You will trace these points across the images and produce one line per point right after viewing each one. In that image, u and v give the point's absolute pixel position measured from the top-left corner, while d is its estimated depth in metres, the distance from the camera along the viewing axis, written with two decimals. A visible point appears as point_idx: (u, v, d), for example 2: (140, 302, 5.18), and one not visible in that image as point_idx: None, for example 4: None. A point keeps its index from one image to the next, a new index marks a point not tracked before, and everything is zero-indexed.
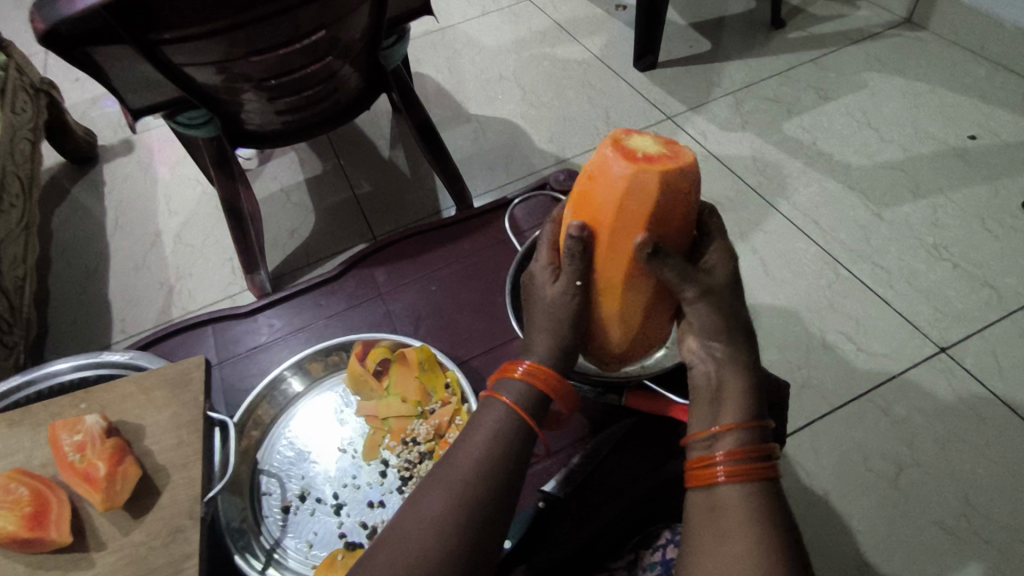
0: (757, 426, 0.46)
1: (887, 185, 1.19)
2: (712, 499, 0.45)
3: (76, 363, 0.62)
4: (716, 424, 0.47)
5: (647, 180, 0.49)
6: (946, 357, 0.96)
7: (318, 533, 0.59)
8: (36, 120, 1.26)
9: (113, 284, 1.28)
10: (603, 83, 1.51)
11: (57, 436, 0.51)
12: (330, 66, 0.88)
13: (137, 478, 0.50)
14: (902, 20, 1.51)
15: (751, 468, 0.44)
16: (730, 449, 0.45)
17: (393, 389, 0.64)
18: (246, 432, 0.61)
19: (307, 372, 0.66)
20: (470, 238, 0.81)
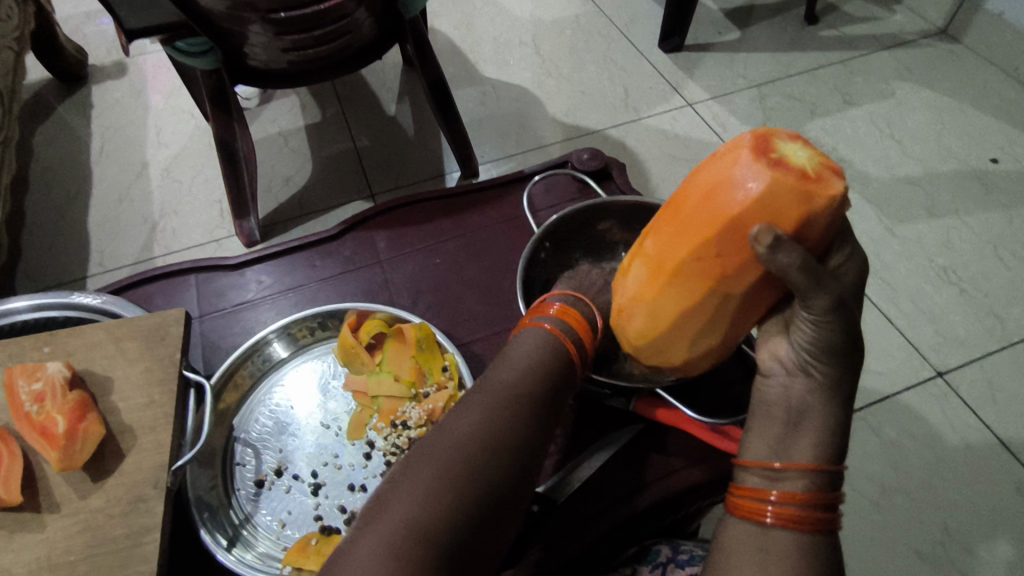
0: (827, 475, 0.44)
1: (902, 200, 1.16)
2: (759, 535, 0.43)
3: (37, 302, 0.56)
4: (785, 460, 0.45)
5: (753, 184, 0.44)
6: (942, 382, 0.94)
7: (292, 513, 0.55)
8: (22, 29, 1.18)
9: (94, 214, 1.22)
10: (624, 60, 1.46)
11: (14, 383, 0.47)
12: (344, 5, 0.82)
13: (99, 439, 0.46)
14: (937, 30, 1.46)
15: (810, 518, 0.43)
16: (792, 491, 0.44)
17: (386, 366, 0.60)
18: (224, 395, 0.58)
19: (292, 339, 0.63)
20: (480, 211, 0.77)
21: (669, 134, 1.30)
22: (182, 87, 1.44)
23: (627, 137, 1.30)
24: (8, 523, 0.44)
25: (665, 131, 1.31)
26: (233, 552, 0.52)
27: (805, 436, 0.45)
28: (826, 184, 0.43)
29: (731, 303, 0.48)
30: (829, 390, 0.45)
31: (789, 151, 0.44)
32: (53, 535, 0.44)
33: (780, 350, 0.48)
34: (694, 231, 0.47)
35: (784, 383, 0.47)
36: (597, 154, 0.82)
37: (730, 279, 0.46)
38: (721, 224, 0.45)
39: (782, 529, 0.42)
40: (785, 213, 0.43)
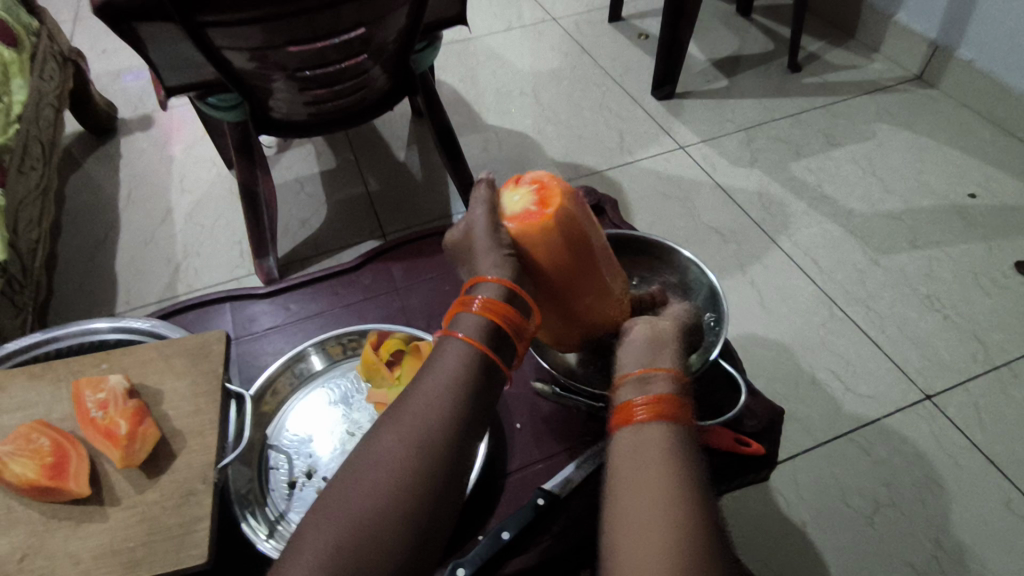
0: (681, 376, 0.48)
1: (885, 232, 1.22)
2: (636, 439, 0.44)
3: (115, 325, 0.60)
4: (643, 368, 0.49)
5: (516, 203, 0.55)
6: (930, 404, 0.98)
7: None
8: (62, 88, 1.29)
9: (121, 256, 1.30)
10: (619, 107, 1.55)
11: (80, 393, 0.50)
12: (362, 64, 0.90)
13: (155, 440, 0.48)
14: (913, 76, 1.56)
15: (679, 409, 0.46)
16: (658, 391, 0.47)
17: (403, 380, 0.60)
18: (264, 402, 0.62)
19: (327, 353, 0.66)
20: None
21: (662, 174, 1.38)
22: (204, 138, 1.54)
23: (622, 178, 1.38)
24: (72, 517, 0.46)
25: (660, 173, 1.38)
26: (271, 540, 0.54)
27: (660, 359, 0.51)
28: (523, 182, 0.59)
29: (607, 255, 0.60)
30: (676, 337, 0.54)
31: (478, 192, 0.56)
32: (112, 527, 0.45)
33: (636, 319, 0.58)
34: (550, 248, 0.54)
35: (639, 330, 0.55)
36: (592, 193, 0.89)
37: (591, 232, 0.56)
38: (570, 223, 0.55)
39: (655, 423, 0.44)
40: (549, 180, 0.55)
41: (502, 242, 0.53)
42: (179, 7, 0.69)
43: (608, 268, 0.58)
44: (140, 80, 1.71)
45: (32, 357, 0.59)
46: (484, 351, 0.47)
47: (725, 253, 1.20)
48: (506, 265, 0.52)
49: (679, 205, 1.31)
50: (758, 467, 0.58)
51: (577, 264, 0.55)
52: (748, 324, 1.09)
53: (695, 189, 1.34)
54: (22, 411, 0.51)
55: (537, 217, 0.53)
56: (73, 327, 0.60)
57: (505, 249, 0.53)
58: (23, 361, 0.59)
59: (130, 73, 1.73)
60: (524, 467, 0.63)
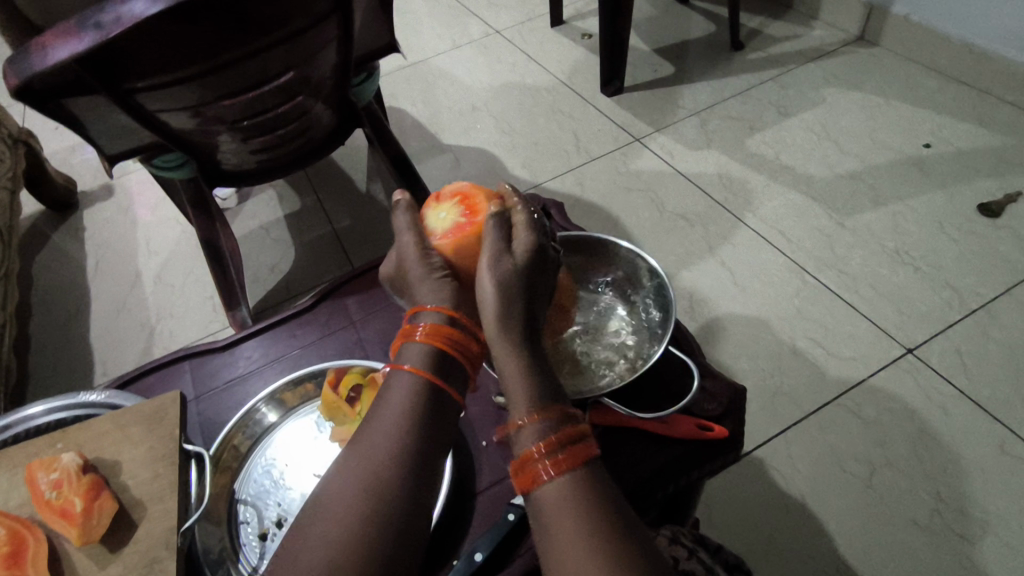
0: (564, 415, 0.46)
1: (847, 194, 1.23)
2: (543, 499, 0.44)
3: (64, 403, 0.57)
4: (522, 415, 0.46)
5: (442, 220, 0.56)
6: (913, 358, 0.98)
7: None
8: (14, 169, 1.29)
9: (94, 327, 1.29)
10: (572, 108, 1.56)
11: (34, 475, 0.47)
12: (302, 105, 0.91)
13: (115, 511, 0.46)
14: (854, 37, 1.58)
15: (568, 455, 0.44)
16: (542, 441, 0.45)
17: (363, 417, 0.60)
18: (222, 462, 0.60)
19: (281, 402, 0.64)
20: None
21: (622, 169, 1.38)
22: (166, 198, 1.54)
23: (583, 177, 1.39)
24: None
25: (619, 168, 1.39)
26: None
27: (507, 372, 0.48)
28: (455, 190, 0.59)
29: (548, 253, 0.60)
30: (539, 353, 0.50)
31: (399, 220, 0.56)
32: None
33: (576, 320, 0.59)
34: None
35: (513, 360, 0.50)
36: (536, 199, 0.87)
37: (523, 229, 0.58)
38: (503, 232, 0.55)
39: (556, 479, 0.43)
40: (470, 189, 0.57)
41: (435, 263, 0.54)
42: (102, 78, 0.68)
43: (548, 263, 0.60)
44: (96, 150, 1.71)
45: None
46: (427, 378, 0.47)
47: (693, 238, 1.21)
48: (444, 286, 0.52)
49: (643, 197, 1.31)
50: (721, 451, 0.57)
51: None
52: (725, 304, 1.09)
53: (657, 179, 1.34)
54: None
55: (468, 228, 0.55)
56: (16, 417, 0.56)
57: (439, 269, 0.53)
58: None
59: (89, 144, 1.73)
60: (493, 483, 0.59)
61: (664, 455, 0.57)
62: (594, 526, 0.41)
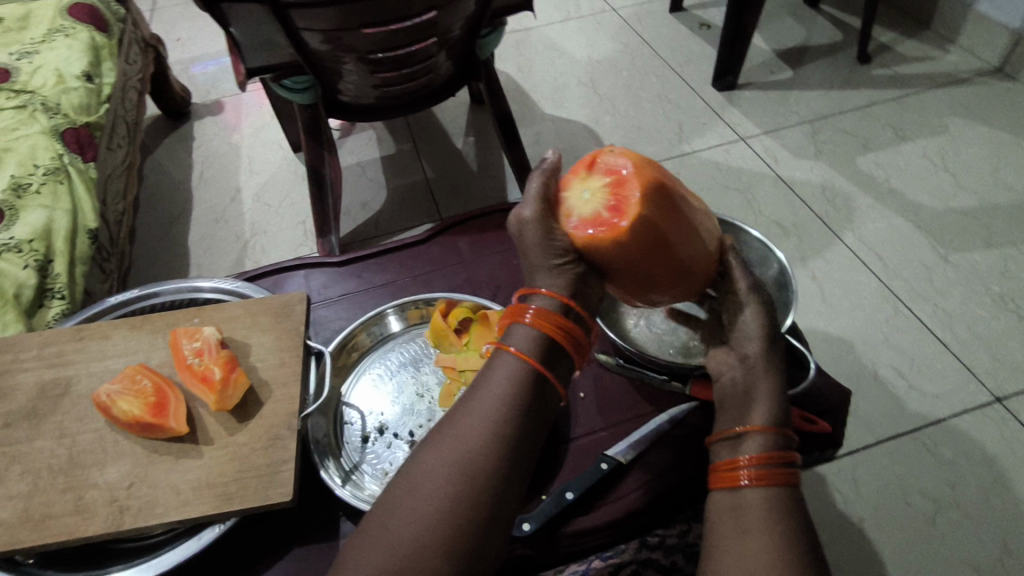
0: (786, 435, 0.46)
1: (957, 230, 1.17)
2: (735, 500, 0.45)
3: (223, 285, 0.62)
4: (741, 427, 0.47)
5: (585, 201, 0.52)
6: (1000, 407, 0.94)
7: (395, 463, 0.58)
8: (144, 73, 1.35)
9: (193, 232, 1.37)
10: (679, 98, 1.54)
11: (178, 341, 0.52)
12: (429, 48, 0.93)
13: (246, 388, 0.50)
14: (994, 68, 1.48)
15: (776, 474, 0.44)
16: (756, 453, 0.46)
17: (473, 346, 0.63)
18: (342, 358, 0.64)
19: (403, 319, 0.68)
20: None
21: (721, 166, 1.36)
22: (272, 122, 1.61)
23: (680, 168, 1.37)
24: (170, 454, 0.47)
25: (718, 164, 1.36)
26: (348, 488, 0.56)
27: (760, 382, 0.49)
28: (621, 166, 0.51)
29: (700, 253, 0.53)
30: (769, 374, 0.49)
31: (529, 191, 0.53)
32: (207, 466, 0.46)
33: (750, 318, 0.51)
34: (618, 253, 0.50)
35: (733, 374, 0.50)
36: None
37: (670, 222, 0.50)
38: (644, 240, 0.50)
39: (754, 488, 0.44)
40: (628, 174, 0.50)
41: (557, 246, 0.51)
42: None
43: (695, 263, 0.53)
44: (212, 66, 1.79)
45: (151, 306, 0.62)
46: (532, 363, 0.47)
47: (786, 247, 1.18)
48: (563, 276, 0.51)
49: (739, 197, 1.29)
50: (819, 446, 0.57)
51: (651, 262, 0.51)
52: (808, 317, 1.07)
53: (756, 182, 1.31)
54: (124, 358, 0.53)
55: (605, 224, 0.50)
56: (189, 283, 0.62)
57: (561, 255, 0.51)
58: (142, 309, 0.62)
59: (198, 64, 1.80)
60: (589, 433, 0.60)
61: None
62: (783, 538, 0.41)
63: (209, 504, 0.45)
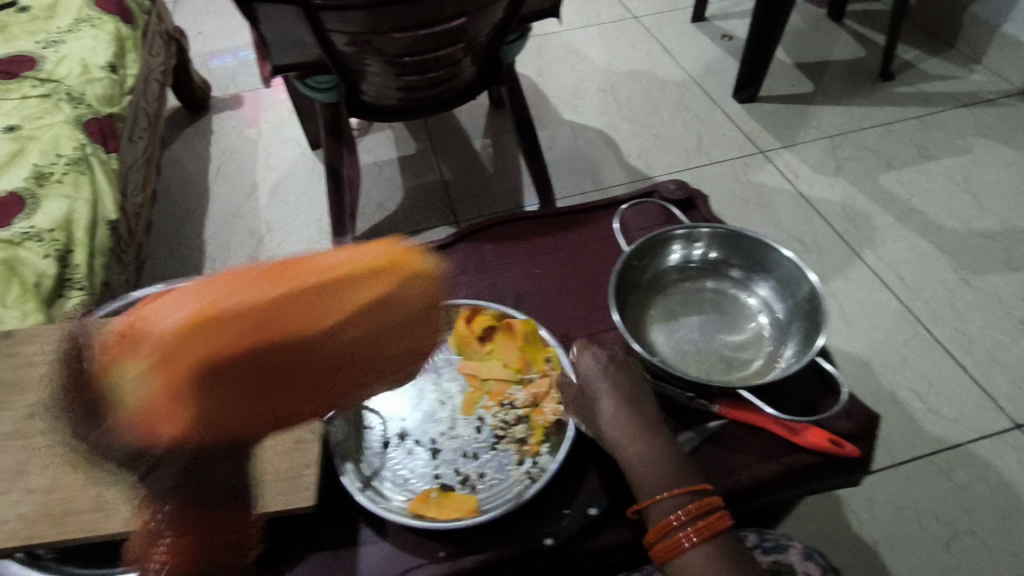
0: (698, 488, 0.50)
1: (979, 252, 1.16)
2: (684, 564, 0.48)
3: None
4: (660, 492, 0.50)
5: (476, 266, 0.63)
6: (1020, 434, 0.93)
7: (413, 472, 0.59)
8: (167, 65, 1.36)
9: (209, 225, 1.37)
10: (699, 108, 1.53)
11: None
12: (457, 53, 0.93)
13: None
14: (1018, 89, 1.47)
15: (708, 525, 0.48)
16: (683, 511, 0.49)
17: (496, 354, 0.66)
18: None
19: None
20: (575, 231, 0.82)
21: (740, 179, 1.35)
22: (291, 118, 1.61)
23: (699, 179, 1.36)
24: None
25: (738, 176, 1.35)
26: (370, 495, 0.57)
27: (629, 451, 0.53)
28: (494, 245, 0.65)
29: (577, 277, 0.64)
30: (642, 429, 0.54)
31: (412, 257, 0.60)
32: (231, 465, 0.49)
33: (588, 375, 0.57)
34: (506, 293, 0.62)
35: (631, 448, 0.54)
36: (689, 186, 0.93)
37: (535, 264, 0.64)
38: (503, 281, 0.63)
39: (697, 548, 0.47)
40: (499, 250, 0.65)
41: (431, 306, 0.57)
42: None
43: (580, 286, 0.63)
44: (227, 61, 1.79)
45: None
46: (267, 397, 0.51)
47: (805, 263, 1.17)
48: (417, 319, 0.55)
49: (758, 212, 1.28)
50: (847, 470, 0.57)
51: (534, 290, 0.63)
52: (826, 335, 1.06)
53: (776, 196, 1.30)
54: None
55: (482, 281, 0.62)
56: None
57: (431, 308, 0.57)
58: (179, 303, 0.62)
59: (216, 57, 1.81)
60: None
61: (791, 461, 0.57)
62: None
63: (226, 509, 0.47)
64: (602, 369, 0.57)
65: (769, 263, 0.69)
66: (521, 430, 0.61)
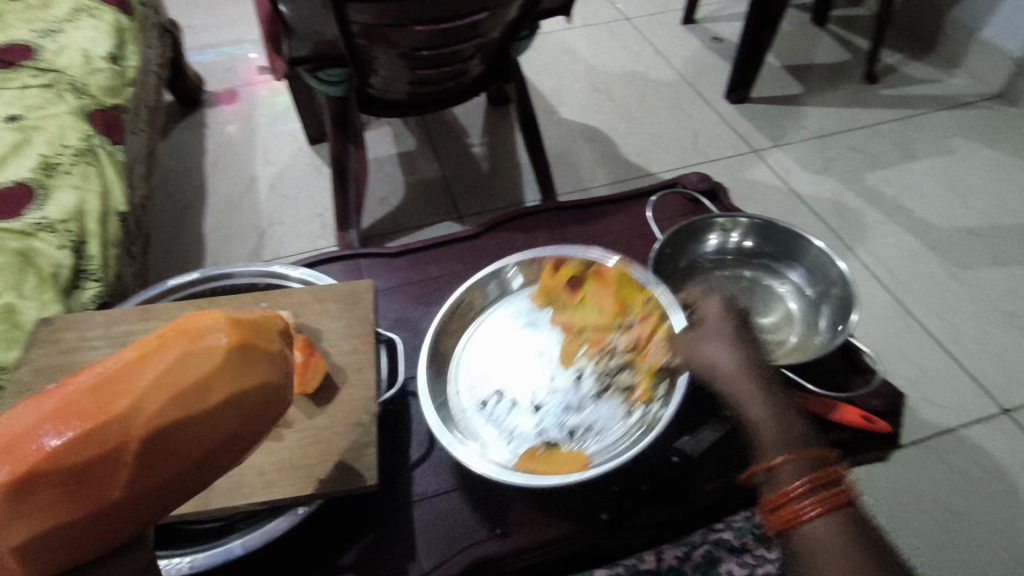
0: (820, 455, 0.47)
1: (964, 248, 1.22)
2: (807, 537, 0.45)
3: (306, 274, 0.66)
4: (774, 460, 0.47)
5: None
6: (1008, 419, 0.98)
7: (524, 423, 0.65)
8: (163, 58, 1.34)
9: (208, 219, 1.36)
10: (692, 108, 1.57)
11: None
12: (471, 49, 0.94)
13: (323, 370, 0.54)
14: (995, 94, 1.54)
15: (830, 496, 0.45)
16: (803, 482, 0.46)
17: (588, 302, 0.72)
18: (463, 308, 0.74)
19: (524, 279, 0.77)
20: (607, 219, 0.88)
21: (736, 177, 1.38)
22: (288, 113, 1.60)
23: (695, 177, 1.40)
24: None
25: (733, 174, 1.39)
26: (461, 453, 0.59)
27: (754, 409, 0.50)
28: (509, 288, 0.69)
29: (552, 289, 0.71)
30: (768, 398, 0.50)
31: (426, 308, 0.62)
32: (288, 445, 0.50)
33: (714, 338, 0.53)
34: None
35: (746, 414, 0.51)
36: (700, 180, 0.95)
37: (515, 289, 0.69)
38: None
39: (820, 518, 0.44)
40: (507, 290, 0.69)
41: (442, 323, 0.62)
42: None
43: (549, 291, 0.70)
44: (200, 57, 1.77)
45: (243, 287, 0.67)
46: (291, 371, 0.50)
47: None
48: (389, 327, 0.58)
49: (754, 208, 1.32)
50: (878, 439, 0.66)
51: None
52: None
53: (770, 193, 1.34)
54: None
55: None
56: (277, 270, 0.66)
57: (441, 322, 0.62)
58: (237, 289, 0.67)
59: (196, 52, 1.78)
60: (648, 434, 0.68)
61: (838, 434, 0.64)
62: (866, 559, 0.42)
63: (295, 485, 0.48)
64: (724, 315, 0.54)
65: (800, 250, 0.78)
66: (624, 376, 0.67)
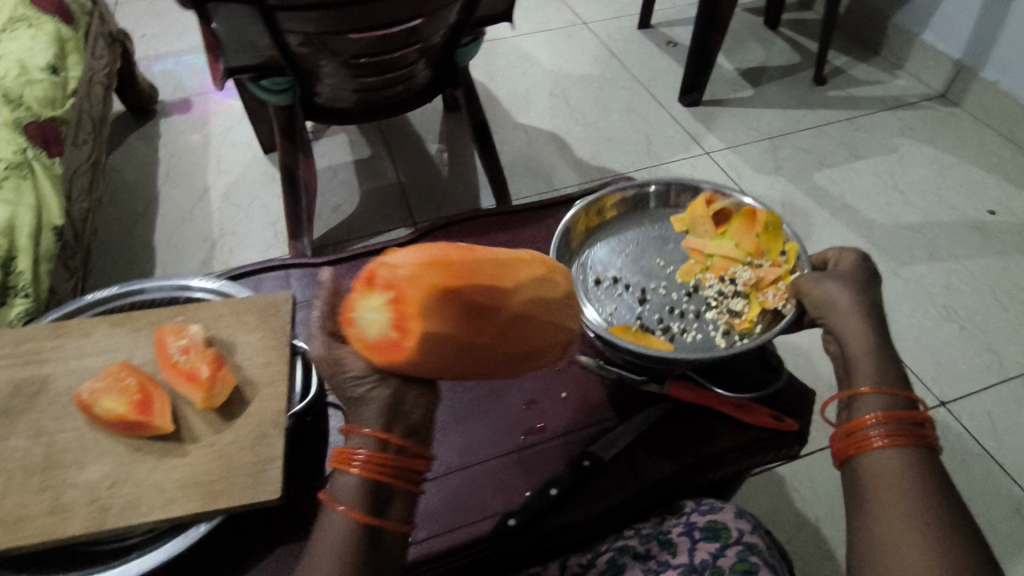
0: (906, 396, 0.48)
1: (905, 244, 1.25)
2: (871, 465, 0.46)
3: (217, 285, 0.64)
4: (858, 391, 0.49)
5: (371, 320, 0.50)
6: (944, 411, 1.01)
7: (619, 308, 0.69)
8: (110, 68, 1.33)
9: (158, 231, 1.34)
10: (646, 111, 1.59)
11: (164, 338, 0.55)
12: (412, 55, 0.94)
13: (234, 385, 0.53)
14: (937, 94, 1.58)
15: (908, 434, 0.46)
16: (883, 413, 0.47)
17: (728, 235, 0.71)
18: (594, 210, 0.75)
19: (667, 200, 0.78)
20: (535, 225, 0.85)
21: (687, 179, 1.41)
22: (243, 121, 1.59)
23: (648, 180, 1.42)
24: (155, 451, 0.49)
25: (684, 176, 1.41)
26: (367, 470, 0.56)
27: (849, 338, 0.51)
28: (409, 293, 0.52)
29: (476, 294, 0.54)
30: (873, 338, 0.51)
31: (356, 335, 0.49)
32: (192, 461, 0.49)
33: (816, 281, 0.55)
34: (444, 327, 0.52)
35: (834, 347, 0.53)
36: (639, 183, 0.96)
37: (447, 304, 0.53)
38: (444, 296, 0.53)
39: (890, 449, 0.45)
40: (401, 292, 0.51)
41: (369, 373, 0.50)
42: None
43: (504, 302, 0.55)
44: (166, 66, 1.75)
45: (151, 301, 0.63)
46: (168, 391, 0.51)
47: None
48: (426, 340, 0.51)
49: None
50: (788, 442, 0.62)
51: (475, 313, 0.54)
52: None
53: None
54: (104, 356, 0.55)
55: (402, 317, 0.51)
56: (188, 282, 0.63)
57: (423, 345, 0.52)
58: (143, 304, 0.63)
59: (155, 62, 1.76)
60: (561, 434, 0.63)
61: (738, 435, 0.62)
62: (924, 495, 0.43)
63: (193, 501, 0.47)
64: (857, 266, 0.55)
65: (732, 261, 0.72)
66: (738, 303, 0.67)
